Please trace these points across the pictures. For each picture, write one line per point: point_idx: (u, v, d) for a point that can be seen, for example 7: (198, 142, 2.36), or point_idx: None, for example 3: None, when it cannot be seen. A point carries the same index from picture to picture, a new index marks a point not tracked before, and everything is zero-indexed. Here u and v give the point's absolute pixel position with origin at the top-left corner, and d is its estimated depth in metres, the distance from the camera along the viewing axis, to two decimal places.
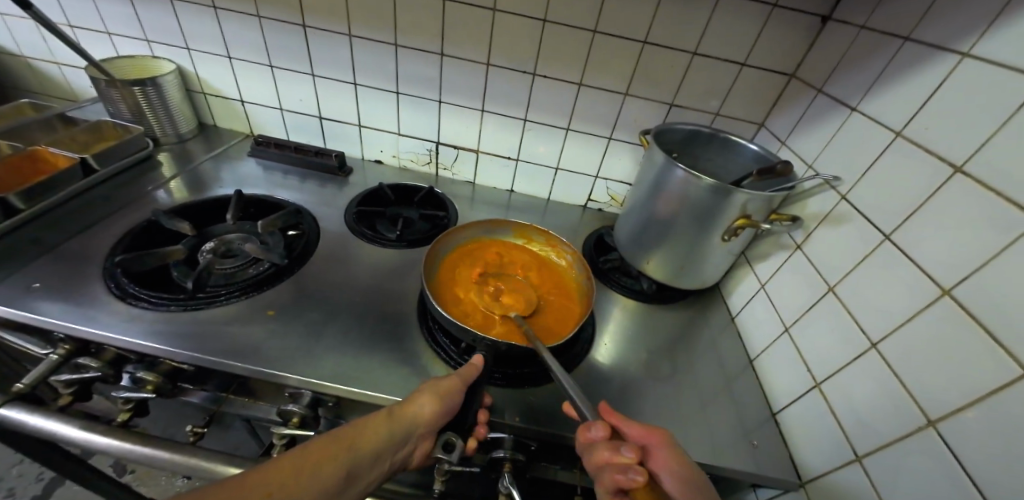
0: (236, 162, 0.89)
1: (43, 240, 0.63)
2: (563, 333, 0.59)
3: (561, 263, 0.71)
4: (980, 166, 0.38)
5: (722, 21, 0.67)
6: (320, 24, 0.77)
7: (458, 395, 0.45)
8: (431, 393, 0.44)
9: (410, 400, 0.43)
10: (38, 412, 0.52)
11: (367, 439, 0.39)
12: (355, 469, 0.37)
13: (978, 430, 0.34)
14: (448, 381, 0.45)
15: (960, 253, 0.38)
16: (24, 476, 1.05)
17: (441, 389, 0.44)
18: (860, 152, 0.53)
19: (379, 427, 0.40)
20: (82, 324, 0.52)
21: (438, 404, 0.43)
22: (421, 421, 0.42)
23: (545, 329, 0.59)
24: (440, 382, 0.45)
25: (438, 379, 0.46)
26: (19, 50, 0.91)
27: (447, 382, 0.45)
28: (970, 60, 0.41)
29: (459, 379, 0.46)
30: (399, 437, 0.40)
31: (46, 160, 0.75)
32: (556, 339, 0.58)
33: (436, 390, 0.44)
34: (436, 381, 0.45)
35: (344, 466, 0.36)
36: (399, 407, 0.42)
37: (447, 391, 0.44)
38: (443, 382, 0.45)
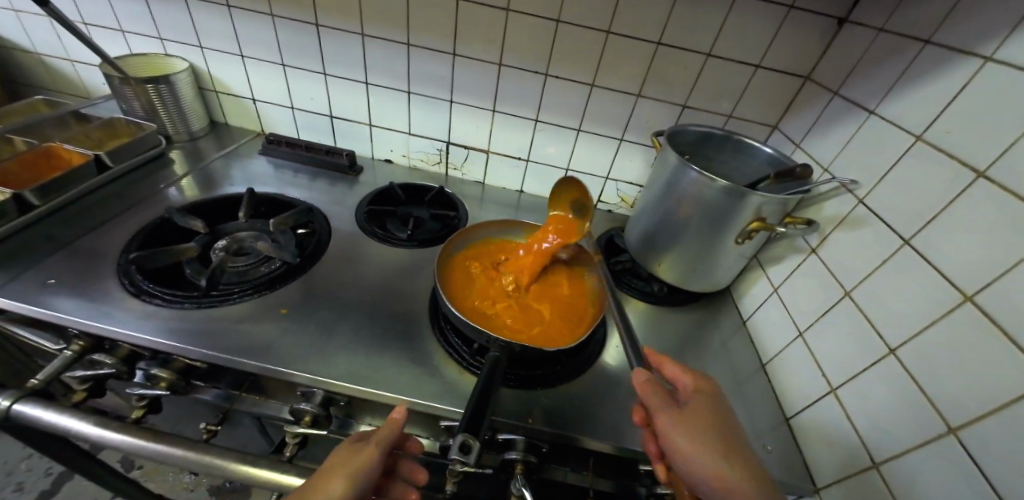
0: (247, 160, 0.90)
1: (56, 236, 0.64)
2: (571, 336, 0.58)
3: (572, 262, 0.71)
4: (1004, 171, 0.38)
5: (737, 22, 0.66)
6: (333, 24, 0.77)
7: (376, 462, 0.39)
8: (342, 472, 0.37)
9: (315, 487, 0.36)
10: (52, 407, 0.52)
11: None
12: None
13: (1001, 438, 0.34)
14: (364, 452, 0.39)
15: (982, 259, 0.38)
16: (32, 471, 1.05)
17: (356, 466, 0.38)
18: (878, 156, 0.52)
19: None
20: (96, 320, 0.52)
21: (353, 482, 0.37)
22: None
23: (554, 331, 0.59)
24: (352, 458, 0.39)
25: (349, 453, 0.40)
26: (33, 47, 0.92)
27: (360, 452, 0.39)
28: (993, 63, 0.40)
29: (376, 444, 0.40)
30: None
31: (61, 157, 0.75)
32: (564, 342, 0.57)
33: (348, 470, 0.38)
34: (346, 458, 0.39)
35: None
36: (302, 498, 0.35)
37: (361, 467, 0.38)
38: (358, 456, 0.39)
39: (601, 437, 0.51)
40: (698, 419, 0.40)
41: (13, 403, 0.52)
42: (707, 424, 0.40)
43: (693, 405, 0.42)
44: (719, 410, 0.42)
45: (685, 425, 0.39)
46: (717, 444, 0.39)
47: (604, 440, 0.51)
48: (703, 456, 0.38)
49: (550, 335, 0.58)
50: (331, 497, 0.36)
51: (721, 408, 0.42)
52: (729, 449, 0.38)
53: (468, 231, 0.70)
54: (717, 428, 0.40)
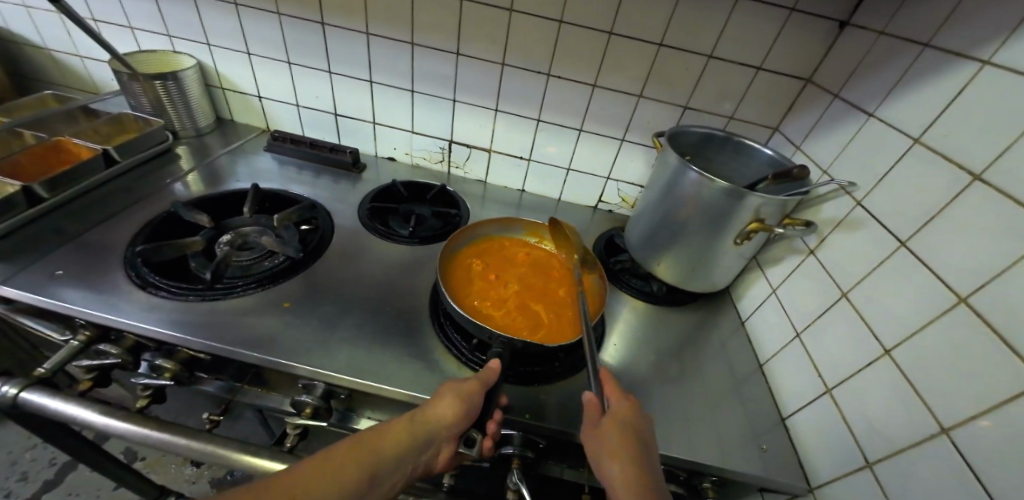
0: (252, 157, 0.91)
1: (64, 229, 0.65)
2: (569, 333, 0.59)
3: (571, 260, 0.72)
4: (999, 174, 0.38)
5: (739, 24, 0.67)
6: (339, 23, 0.78)
7: (477, 397, 0.44)
8: (451, 398, 0.43)
9: (433, 403, 0.43)
10: (58, 396, 0.53)
11: (393, 440, 0.40)
12: (377, 476, 0.38)
13: (993, 438, 0.34)
14: (469, 384, 0.45)
15: (976, 261, 0.38)
16: (37, 461, 1.07)
17: (462, 392, 0.44)
18: (876, 158, 0.53)
19: (401, 430, 0.41)
20: (102, 311, 0.53)
21: (459, 406, 0.43)
22: (444, 425, 0.42)
23: (551, 328, 0.59)
24: (462, 384, 0.45)
25: (461, 381, 0.46)
26: (43, 42, 0.93)
27: (466, 384, 0.45)
28: (990, 67, 0.41)
29: (478, 381, 0.45)
30: (423, 440, 0.41)
31: (71, 151, 0.77)
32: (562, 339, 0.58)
33: (456, 397, 0.43)
34: (456, 386, 0.45)
35: (365, 470, 0.38)
36: (422, 409, 0.43)
37: (467, 393, 0.44)
38: (464, 385, 0.45)
39: None
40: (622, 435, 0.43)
41: (21, 390, 0.53)
42: (621, 451, 0.42)
43: (608, 430, 0.44)
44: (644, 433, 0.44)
45: (613, 439, 0.43)
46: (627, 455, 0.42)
47: None
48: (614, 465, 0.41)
49: (547, 332, 0.58)
50: (440, 414, 0.42)
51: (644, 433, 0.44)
52: (635, 475, 0.41)
53: (470, 228, 0.70)
54: (626, 450, 0.42)
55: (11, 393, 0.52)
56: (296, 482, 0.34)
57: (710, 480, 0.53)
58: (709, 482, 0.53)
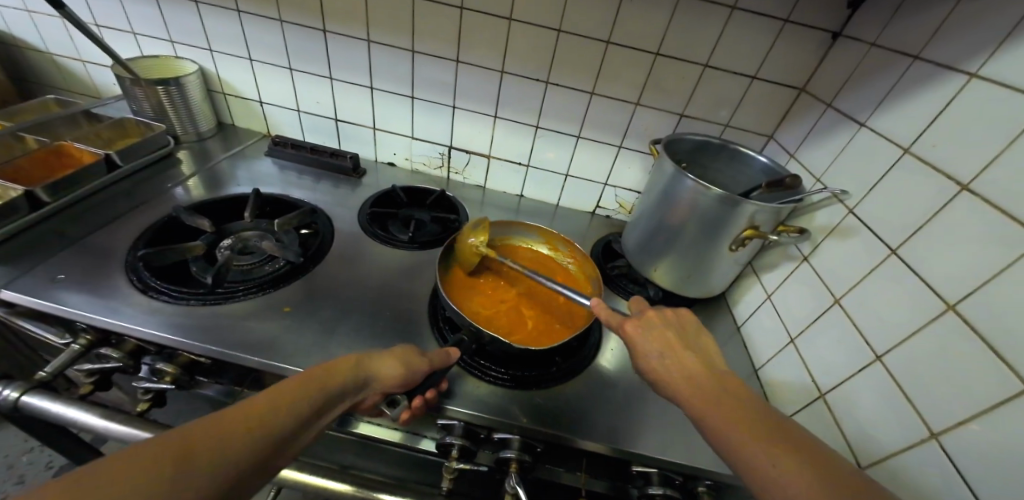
0: (252, 161, 0.91)
1: (66, 233, 0.65)
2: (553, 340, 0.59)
3: (571, 266, 0.73)
4: (985, 184, 0.39)
5: (734, 34, 0.68)
6: (340, 30, 0.79)
7: (423, 367, 0.48)
8: (398, 359, 0.47)
9: (377, 359, 0.46)
10: (59, 399, 0.54)
11: (338, 380, 0.41)
12: (322, 410, 0.40)
13: (982, 443, 0.35)
14: (416, 356, 0.49)
15: (964, 269, 0.39)
16: (34, 464, 1.07)
17: (411, 361, 0.48)
18: (868, 167, 0.54)
19: (346, 373, 0.42)
20: (104, 315, 0.54)
21: (406, 370, 0.47)
22: (384, 379, 0.45)
23: (537, 331, 0.60)
24: (409, 354, 0.49)
25: (408, 350, 0.49)
26: (45, 46, 0.94)
27: (414, 356, 0.49)
28: (977, 79, 0.42)
29: (427, 358, 0.49)
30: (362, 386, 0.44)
31: (72, 155, 0.77)
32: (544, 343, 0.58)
33: (402, 358, 0.47)
34: (403, 352, 0.48)
35: (313, 404, 0.39)
36: (365, 361, 0.45)
37: (414, 362, 0.48)
38: (411, 354, 0.49)
39: (593, 437, 0.52)
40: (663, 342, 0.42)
41: (22, 394, 0.53)
42: (691, 373, 0.40)
43: (647, 345, 0.43)
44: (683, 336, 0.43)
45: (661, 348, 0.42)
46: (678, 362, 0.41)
47: (596, 440, 0.52)
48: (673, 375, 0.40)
49: (531, 334, 0.59)
50: (384, 372, 0.46)
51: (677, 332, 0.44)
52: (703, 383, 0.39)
53: (480, 225, 0.73)
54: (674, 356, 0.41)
55: (12, 397, 0.53)
56: (249, 414, 0.34)
57: (704, 484, 0.53)
58: (703, 486, 0.53)
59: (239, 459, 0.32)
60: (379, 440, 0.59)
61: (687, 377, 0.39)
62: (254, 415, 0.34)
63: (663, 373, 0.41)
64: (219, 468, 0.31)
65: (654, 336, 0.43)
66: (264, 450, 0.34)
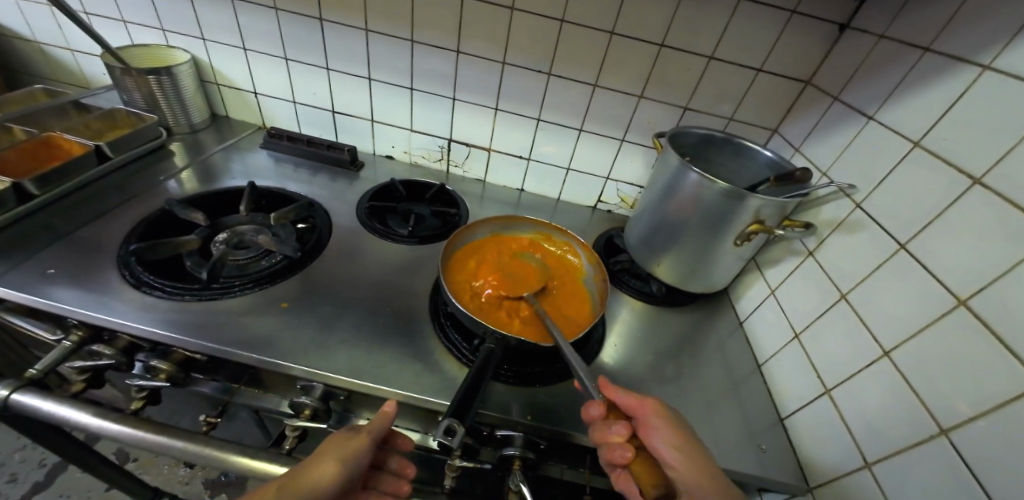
0: (247, 154, 0.89)
1: (55, 226, 0.63)
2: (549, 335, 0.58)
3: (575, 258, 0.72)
4: (999, 178, 0.38)
5: (740, 25, 0.67)
6: (338, 19, 0.77)
7: (364, 453, 0.43)
8: (334, 457, 0.41)
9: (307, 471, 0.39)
10: (51, 397, 0.52)
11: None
12: None
13: (991, 440, 0.34)
14: (354, 440, 0.43)
15: (976, 263, 0.39)
16: (26, 462, 1.05)
17: (347, 451, 0.42)
18: (876, 161, 0.53)
19: None
20: (96, 310, 0.52)
21: (344, 466, 0.41)
22: (324, 487, 0.39)
23: (533, 324, 0.59)
24: (344, 443, 0.42)
25: (342, 439, 0.43)
26: (32, 35, 0.91)
27: (349, 442, 0.43)
28: (991, 72, 0.41)
29: (365, 435, 0.43)
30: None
31: (61, 146, 0.75)
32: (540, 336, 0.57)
33: (339, 453, 0.41)
34: (338, 443, 0.42)
35: None
36: (294, 479, 0.38)
37: (351, 452, 0.42)
38: (348, 442, 0.42)
39: None
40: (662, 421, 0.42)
41: (12, 392, 0.52)
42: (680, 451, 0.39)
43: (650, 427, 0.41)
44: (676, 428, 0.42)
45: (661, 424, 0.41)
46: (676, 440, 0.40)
47: None
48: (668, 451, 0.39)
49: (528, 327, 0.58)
50: (320, 479, 0.39)
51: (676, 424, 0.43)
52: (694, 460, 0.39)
53: (479, 219, 0.72)
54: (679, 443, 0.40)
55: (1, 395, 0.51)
56: None
57: None
58: None
59: None
60: None
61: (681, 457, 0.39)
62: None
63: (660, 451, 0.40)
64: None
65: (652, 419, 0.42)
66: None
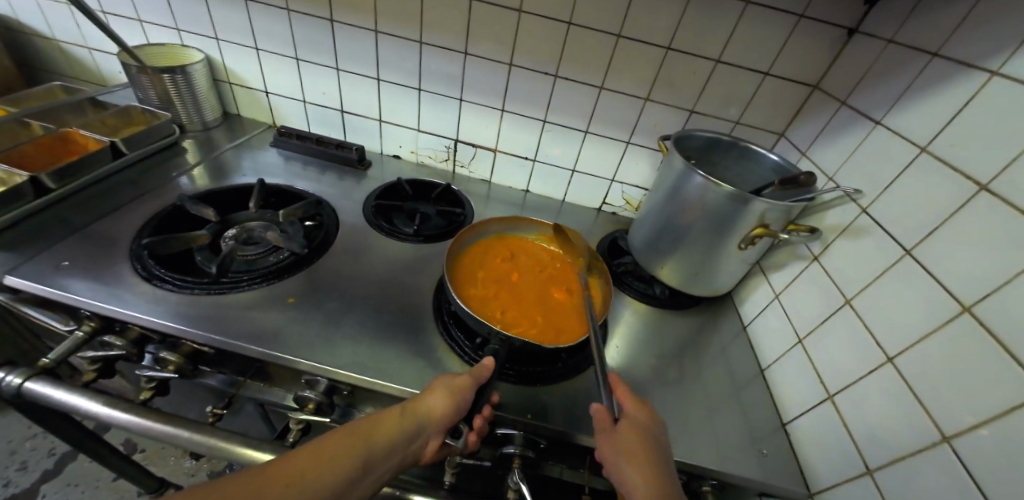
0: (258, 152, 0.91)
1: (71, 219, 0.65)
2: (553, 337, 0.58)
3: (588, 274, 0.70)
4: (1005, 184, 0.38)
5: (747, 29, 0.67)
6: (347, 20, 0.78)
7: (468, 392, 0.46)
8: (446, 391, 0.45)
9: (425, 398, 0.44)
10: (63, 386, 0.54)
11: (387, 428, 0.40)
12: (368, 463, 0.38)
13: (995, 449, 0.34)
14: (463, 380, 0.46)
15: (981, 269, 0.38)
16: (36, 450, 1.07)
17: (455, 388, 0.45)
18: (882, 167, 0.53)
19: (393, 420, 0.41)
20: (109, 302, 0.53)
21: (452, 401, 0.44)
22: (435, 416, 0.43)
23: (537, 326, 0.59)
24: (454, 381, 0.46)
25: (454, 376, 0.47)
26: (52, 33, 0.94)
27: (459, 379, 0.46)
28: (999, 77, 0.41)
29: (471, 376, 0.47)
30: (412, 431, 0.41)
31: (78, 142, 0.77)
32: (544, 338, 0.57)
33: (449, 389, 0.45)
34: (450, 380, 0.46)
35: (357, 461, 0.37)
36: (415, 402, 0.43)
37: (459, 389, 0.45)
38: (458, 380, 0.46)
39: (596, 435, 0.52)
40: (636, 436, 0.42)
41: (26, 380, 0.53)
42: (645, 469, 0.40)
43: (624, 434, 0.42)
44: (652, 440, 0.42)
45: (629, 438, 0.42)
46: (644, 456, 0.40)
47: None
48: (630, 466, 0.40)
49: (532, 329, 0.59)
50: (432, 409, 0.43)
51: (651, 438, 0.42)
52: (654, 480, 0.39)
53: (484, 221, 0.73)
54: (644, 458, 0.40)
55: (16, 382, 0.53)
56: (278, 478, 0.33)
57: (709, 483, 0.53)
58: (707, 485, 0.53)
59: None
60: None
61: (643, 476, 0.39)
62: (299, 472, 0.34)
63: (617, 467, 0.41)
64: None
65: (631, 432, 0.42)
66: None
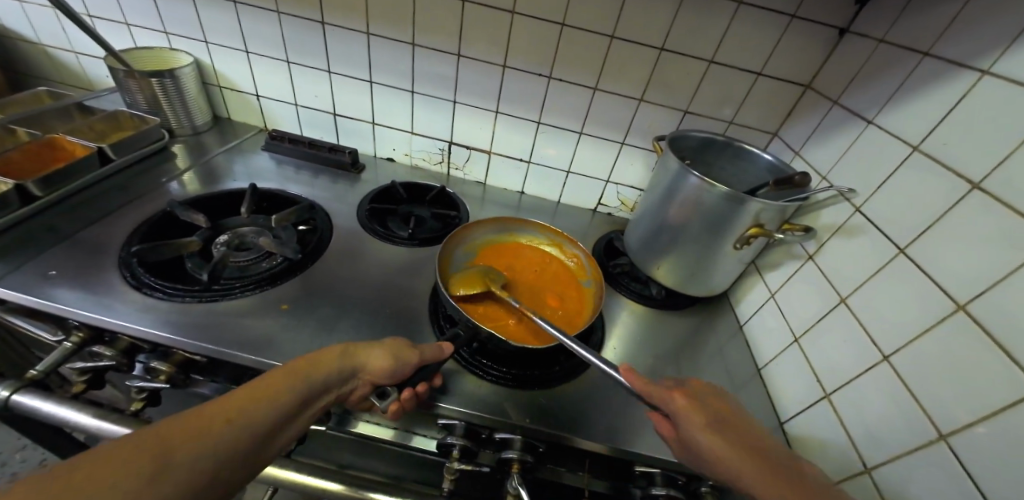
0: (249, 156, 0.90)
1: (58, 227, 0.64)
2: (523, 338, 0.57)
3: (587, 286, 0.68)
4: (997, 183, 0.38)
5: (739, 29, 0.67)
6: (339, 23, 0.77)
7: (415, 360, 0.47)
8: (389, 349, 0.46)
9: (366, 350, 0.45)
10: (51, 398, 0.52)
11: (320, 370, 0.41)
12: (305, 399, 0.39)
13: (992, 447, 0.34)
14: (408, 346, 0.48)
15: (975, 267, 0.39)
16: (26, 461, 1.05)
17: (400, 349, 0.47)
18: (876, 166, 0.53)
19: (331, 361, 0.42)
20: (97, 312, 0.52)
21: (396, 358, 0.46)
22: (375, 367, 0.45)
23: (515, 326, 0.59)
24: (398, 343, 0.48)
25: (398, 339, 0.49)
26: (37, 38, 0.92)
27: (405, 344, 0.48)
28: (990, 77, 0.41)
29: (420, 350, 0.48)
30: (346, 375, 0.43)
31: (65, 148, 0.75)
32: (514, 338, 0.57)
33: (393, 348, 0.47)
34: (395, 342, 0.48)
35: (295, 397, 0.38)
36: (354, 350, 0.45)
37: (404, 350, 0.47)
38: (403, 344, 0.48)
39: (595, 438, 0.51)
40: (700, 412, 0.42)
41: (12, 393, 0.52)
42: (730, 442, 0.39)
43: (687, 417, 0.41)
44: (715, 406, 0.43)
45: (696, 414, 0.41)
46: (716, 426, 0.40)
47: (599, 441, 0.51)
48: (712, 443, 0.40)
49: (508, 327, 0.59)
50: (372, 361, 0.45)
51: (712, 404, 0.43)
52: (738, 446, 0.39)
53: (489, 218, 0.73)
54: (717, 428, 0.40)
55: (2, 396, 0.51)
56: (217, 411, 0.34)
57: (708, 484, 0.52)
58: (707, 487, 0.52)
59: (214, 453, 0.32)
60: (389, 442, 0.58)
61: (728, 444, 0.39)
62: (232, 408, 0.34)
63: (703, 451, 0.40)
64: (188, 464, 0.30)
65: (698, 408, 0.42)
66: (239, 450, 0.34)
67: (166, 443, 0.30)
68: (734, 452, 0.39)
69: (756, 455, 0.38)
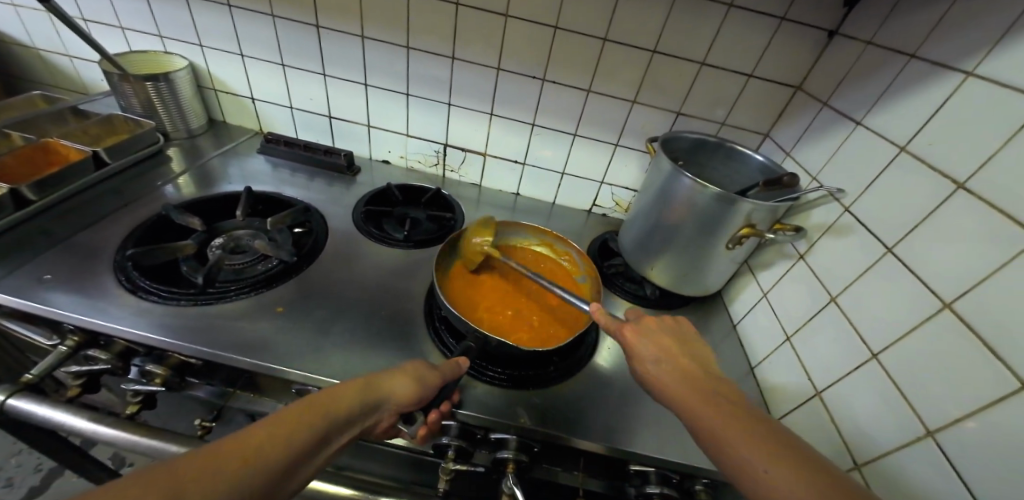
0: (245, 159, 0.90)
1: (52, 231, 0.64)
2: (527, 339, 0.58)
3: (582, 282, 0.70)
4: (982, 183, 0.39)
5: (731, 31, 0.68)
6: (334, 26, 0.78)
7: (435, 385, 0.46)
8: (411, 378, 0.44)
9: (388, 379, 0.43)
10: (46, 402, 0.52)
11: (343, 404, 0.38)
12: (326, 435, 0.36)
13: (979, 443, 0.35)
14: (431, 374, 0.46)
15: (961, 265, 0.39)
16: (21, 466, 1.05)
17: (422, 377, 0.45)
18: (864, 167, 0.54)
19: (354, 393, 0.39)
20: (92, 315, 0.52)
21: (417, 389, 0.44)
22: (397, 399, 0.42)
23: (516, 327, 0.60)
24: (420, 370, 0.45)
25: (419, 366, 0.46)
26: (32, 42, 0.92)
27: (428, 373, 0.46)
28: (974, 78, 0.42)
29: (439, 373, 0.47)
30: (369, 407, 0.40)
31: (59, 152, 0.75)
32: (519, 340, 0.58)
33: (415, 377, 0.44)
34: (417, 369, 0.45)
35: (316, 434, 0.35)
36: (377, 380, 0.42)
37: (426, 379, 0.45)
38: (426, 373, 0.46)
39: (590, 437, 0.52)
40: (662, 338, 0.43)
41: (7, 397, 0.52)
42: (683, 371, 0.39)
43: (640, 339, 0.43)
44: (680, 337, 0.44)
45: (651, 337, 0.43)
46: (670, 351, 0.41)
47: (593, 440, 0.51)
48: (659, 366, 0.40)
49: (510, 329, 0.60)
50: (395, 392, 0.42)
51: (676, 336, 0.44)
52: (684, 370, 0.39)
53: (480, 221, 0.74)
54: (670, 354, 0.41)
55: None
56: (236, 451, 0.31)
57: (701, 482, 0.52)
58: (700, 485, 0.53)
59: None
60: (385, 443, 0.58)
61: (677, 369, 0.39)
62: (250, 449, 0.31)
63: (653, 374, 0.41)
64: None
65: (653, 336, 0.43)
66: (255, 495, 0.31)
67: (183, 481, 0.28)
68: (681, 375, 0.39)
69: (708, 386, 0.37)
